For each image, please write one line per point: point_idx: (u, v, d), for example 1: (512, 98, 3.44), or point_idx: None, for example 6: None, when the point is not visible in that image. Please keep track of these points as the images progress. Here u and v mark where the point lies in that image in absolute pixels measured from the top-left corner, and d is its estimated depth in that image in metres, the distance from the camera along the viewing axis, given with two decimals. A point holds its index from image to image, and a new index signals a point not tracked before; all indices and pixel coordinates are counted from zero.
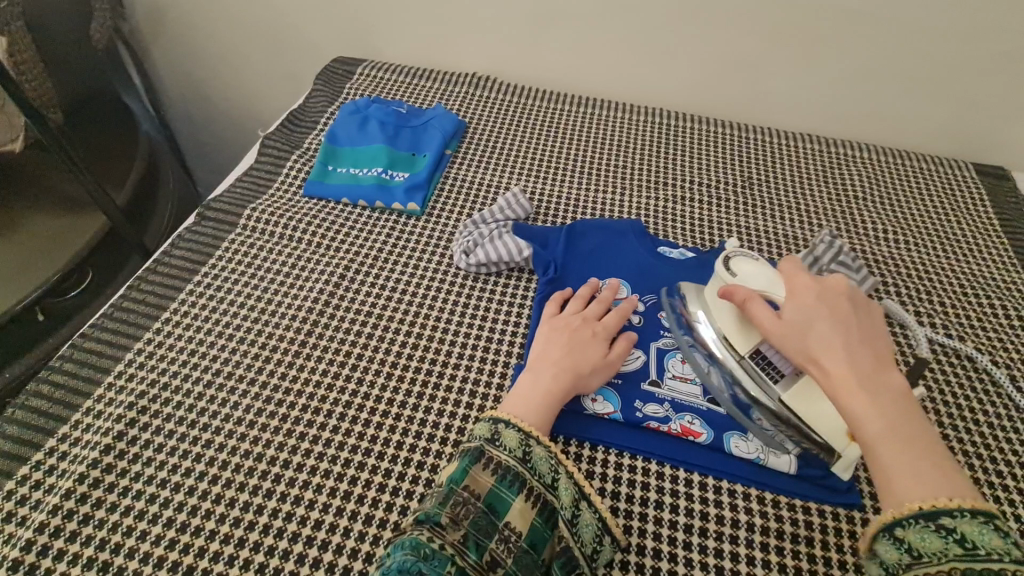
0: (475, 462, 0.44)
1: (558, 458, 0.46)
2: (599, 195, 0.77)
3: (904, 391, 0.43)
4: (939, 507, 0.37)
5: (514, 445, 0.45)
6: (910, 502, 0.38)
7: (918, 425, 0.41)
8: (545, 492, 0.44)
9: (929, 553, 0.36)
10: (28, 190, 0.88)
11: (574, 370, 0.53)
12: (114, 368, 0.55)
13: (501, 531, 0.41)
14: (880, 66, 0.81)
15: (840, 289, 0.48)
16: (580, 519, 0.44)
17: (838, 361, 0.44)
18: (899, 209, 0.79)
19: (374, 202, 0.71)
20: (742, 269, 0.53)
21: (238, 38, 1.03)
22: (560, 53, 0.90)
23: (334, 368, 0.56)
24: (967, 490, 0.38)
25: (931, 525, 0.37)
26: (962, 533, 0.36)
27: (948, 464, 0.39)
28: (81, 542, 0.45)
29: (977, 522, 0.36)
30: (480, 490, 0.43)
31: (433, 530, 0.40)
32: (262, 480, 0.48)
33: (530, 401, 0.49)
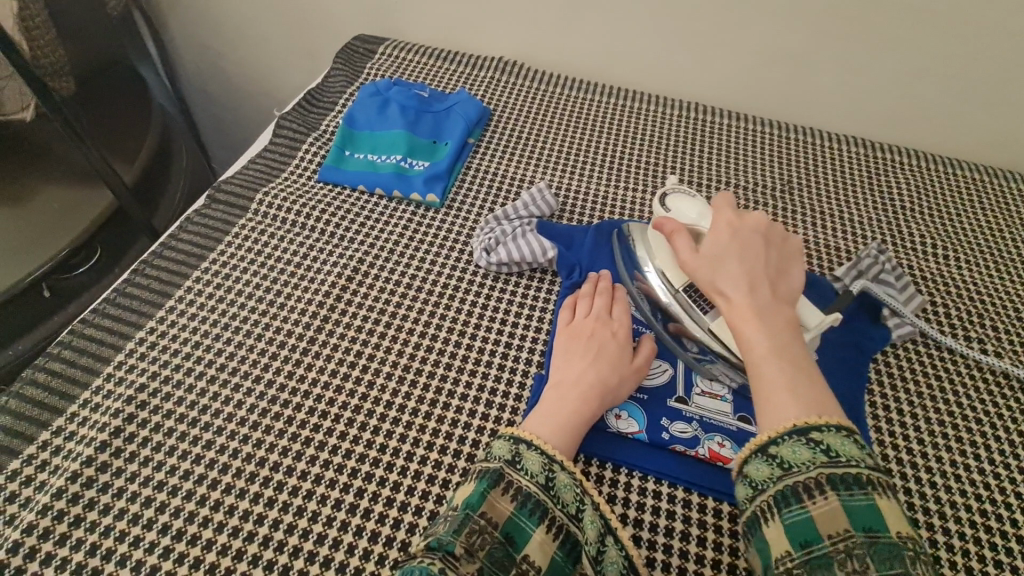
0: (493, 486, 0.41)
1: (583, 487, 0.43)
2: (627, 193, 0.72)
3: (795, 325, 0.45)
4: (809, 424, 0.38)
5: (536, 469, 0.42)
6: (786, 420, 0.39)
7: (802, 354, 0.43)
8: (568, 523, 0.41)
9: (798, 463, 0.37)
10: (36, 162, 0.85)
11: (602, 384, 0.49)
12: (114, 357, 0.53)
13: (519, 564, 0.38)
14: (940, 67, 0.75)
15: (759, 225, 0.50)
16: (605, 555, 0.41)
17: (741, 288, 0.46)
18: (949, 222, 0.74)
19: (391, 191, 0.68)
20: (675, 205, 0.56)
21: (257, 11, 0.99)
22: (594, 39, 0.85)
23: (344, 369, 0.53)
24: (832, 411, 0.39)
25: (802, 439, 0.38)
26: (827, 444, 0.37)
27: (821, 385, 0.41)
28: (71, 545, 0.42)
29: (840, 435, 0.37)
30: (498, 518, 0.40)
31: (445, 560, 0.36)
32: (264, 488, 0.46)
33: (554, 420, 0.46)
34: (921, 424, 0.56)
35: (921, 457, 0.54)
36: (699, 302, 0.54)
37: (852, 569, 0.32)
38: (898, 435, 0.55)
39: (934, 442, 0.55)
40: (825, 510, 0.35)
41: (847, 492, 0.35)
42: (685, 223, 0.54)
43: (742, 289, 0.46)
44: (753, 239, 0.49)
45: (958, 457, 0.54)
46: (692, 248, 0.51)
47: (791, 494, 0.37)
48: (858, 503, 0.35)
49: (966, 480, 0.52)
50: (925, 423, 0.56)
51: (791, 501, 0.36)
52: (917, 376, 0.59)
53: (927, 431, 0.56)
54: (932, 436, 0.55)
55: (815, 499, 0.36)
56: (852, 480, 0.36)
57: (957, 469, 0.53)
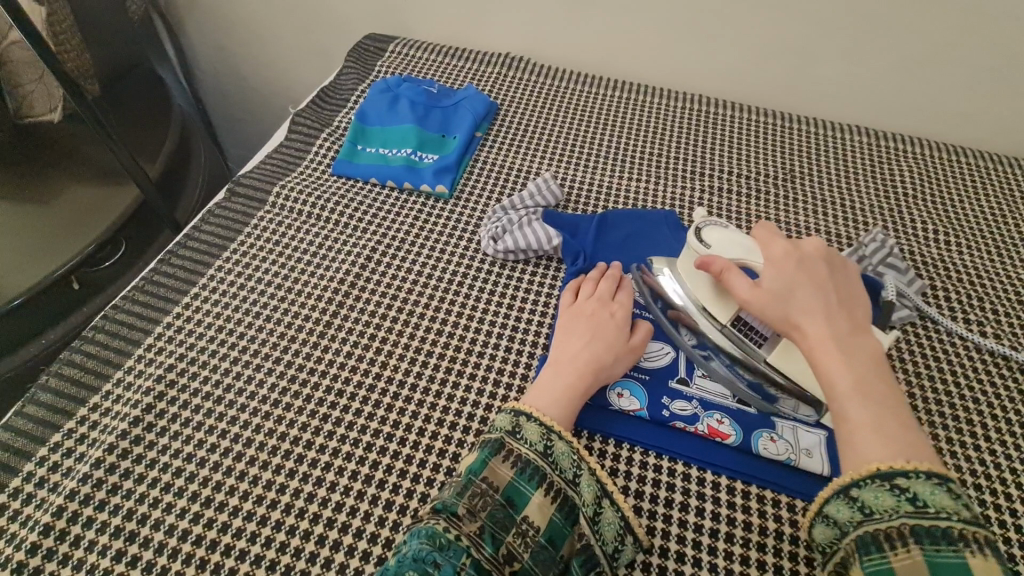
0: (494, 453, 0.43)
1: (580, 454, 0.45)
2: (631, 183, 0.74)
3: (874, 356, 0.44)
4: (897, 469, 0.38)
5: (535, 438, 0.44)
6: (873, 464, 0.39)
7: (887, 389, 0.42)
8: (566, 487, 0.43)
9: (881, 510, 0.38)
10: (64, 160, 0.89)
11: (598, 362, 0.52)
12: (143, 340, 0.56)
13: (519, 524, 0.41)
14: (942, 55, 0.76)
15: (818, 253, 0.48)
16: (602, 516, 0.43)
17: (816, 324, 0.44)
18: (952, 209, 0.75)
19: (402, 183, 0.70)
20: (714, 240, 0.51)
21: (271, 13, 1.03)
22: (597, 34, 0.87)
23: (359, 351, 0.56)
24: (921, 452, 0.39)
25: (886, 485, 0.39)
26: (914, 492, 0.38)
27: (909, 425, 0.40)
28: (109, 510, 0.46)
29: (930, 483, 0.38)
30: (499, 482, 0.42)
31: (449, 519, 0.40)
32: (285, 459, 0.49)
33: (551, 393, 0.49)
34: (920, 404, 0.57)
35: None
36: (751, 336, 0.51)
37: None
38: None
39: (933, 420, 0.56)
40: (905, 560, 0.35)
41: (932, 546, 0.35)
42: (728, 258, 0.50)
43: (817, 325, 0.44)
44: (818, 268, 0.47)
45: (956, 435, 0.55)
46: (751, 283, 0.47)
47: (872, 541, 0.38)
48: (945, 558, 0.34)
49: (963, 456, 0.54)
50: (924, 403, 0.57)
51: (871, 549, 0.37)
52: (917, 357, 0.61)
53: (926, 410, 0.57)
54: (931, 414, 0.57)
55: (896, 549, 0.36)
56: (940, 533, 0.36)
57: (954, 446, 0.54)
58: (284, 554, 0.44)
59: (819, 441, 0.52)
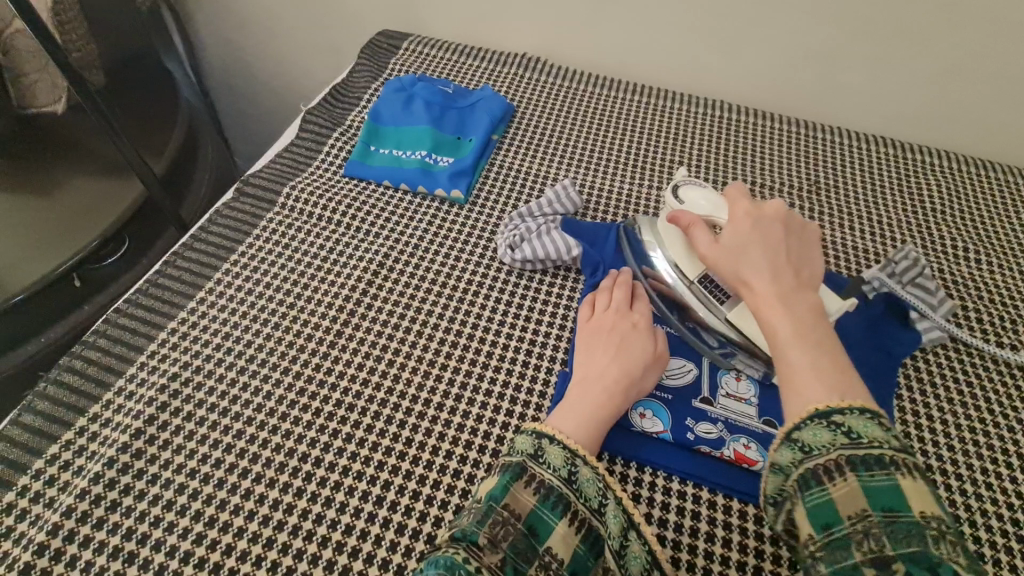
0: (515, 478, 0.41)
1: (605, 481, 0.43)
2: (652, 191, 0.72)
3: (818, 309, 0.44)
4: (832, 406, 0.38)
5: (559, 463, 0.42)
6: (808, 403, 0.39)
7: (826, 336, 0.42)
8: (591, 517, 0.41)
9: (820, 446, 0.37)
10: (67, 152, 0.87)
11: (626, 377, 0.49)
12: (147, 346, 0.54)
13: (542, 557, 0.38)
14: (977, 65, 0.73)
15: (776, 216, 0.50)
16: (627, 550, 0.41)
17: (763, 277, 0.45)
18: (982, 225, 0.72)
19: (417, 186, 0.68)
20: (690, 198, 0.55)
21: (283, 7, 1.00)
22: (618, 36, 0.84)
23: (371, 362, 0.54)
24: (858, 392, 0.39)
25: (824, 422, 0.38)
26: (849, 426, 0.37)
27: (848, 370, 0.40)
28: (108, 529, 0.44)
29: (863, 418, 0.37)
30: (521, 510, 0.40)
31: (469, 549, 0.37)
32: (293, 477, 0.47)
33: (578, 415, 0.46)
34: (952, 431, 0.55)
35: (952, 465, 0.53)
36: (716, 293, 0.54)
37: (869, 549, 0.32)
38: (928, 441, 0.54)
39: (966, 448, 0.54)
40: (845, 491, 0.35)
41: (867, 473, 0.35)
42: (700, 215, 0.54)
43: (760, 275, 0.45)
44: (773, 232, 0.48)
45: (992, 465, 0.53)
46: (711, 240, 0.50)
47: (811, 476, 0.37)
48: (879, 483, 0.34)
49: (998, 488, 0.52)
50: (956, 429, 0.55)
51: (812, 484, 0.37)
52: (948, 381, 0.59)
53: (958, 437, 0.55)
54: (964, 441, 0.54)
55: (834, 480, 0.36)
56: (873, 460, 0.35)
57: (990, 477, 0.52)
58: None
59: None
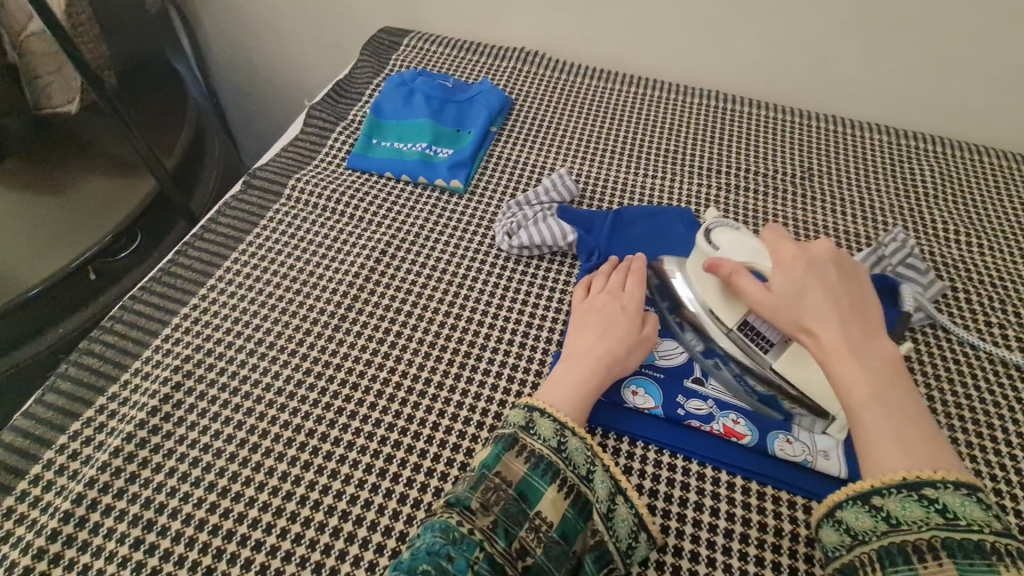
0: (507, 449, 0.43)
1: (593, 450, 0.45)
2: (646, 179, 0.74)
3: (894, 359, 0.43)
4: (923, 479, 0.37)
5: (548, 434, 0.45)
6: (895, 473, 0.38)
7: (906, 393, 0.41)
8: (579, 483, 0.43)
9: (909, 521, 0.37)
10: (81, 151, 0.90)
11: (610, 356, 0.51)
12: (161, 331, 0.57)
13: (532, 520, 0.41)
14: (967, 52, 0.74)
15: (829, 255, 0.48)
16: (615, 513, 0.43)
17: (833, 329, 0.44)
18: (973, 209, 0.73)
19: (417, 177, 0.70)
20: (724, 242, 0.51)
21: (286, 7, 1.03)
22: (613, 29, 0.86)
23: (373, 344, 0.56)
24: (948, 462, 0.38)
25: (913, 495, 0.37)
26: (943, 504, 0.36)
27: (933, 434, 0.40)
28: (128, 498, 0.46)
29: (959, 495, 0.36)
30: (513, 477, 0.42)
31: (462, 513, 0.40)
32: (300, 452, 0.49)
33: (563, 389, 0.48)
34: (939, 407, 0.57)
35: None
36: (758, 340, 0.50)
37: None
38: None
39: (952, 424, 0.56)
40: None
41: (965, 560, 0.34)
42: (739, 260, 0.50)
43: (832, 330, 0.43)
44: (828, 273, 0.46)
45: (976, 439, 0.55)
46: (762, 286, 0.47)
47: (898, 552, 0.37)
48: (978, 573, 0.34)
49: (982, 460, 0.53)
50: (943, 405, 0.57)
51: (897, 560, 0.36)
52: (936, 359, 0.60)
53: (944, 413, 0.56)
54: (950, 417, 0.56)
55: (925, 562, 0.35)
56: (972, 547, 0.34)
57: (973, 450, 0.54)
58: (298, 545, 0.44)
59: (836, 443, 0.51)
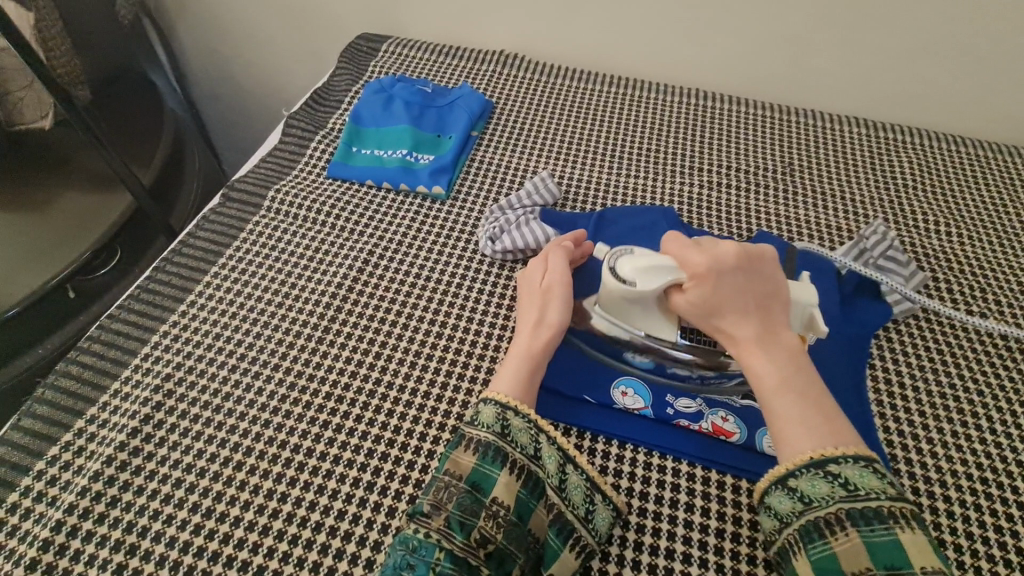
0: (454, 445, 0.44)
1: (537, 426, 0.45)
2: (627, 179, 0.74)
3: (798, 348, 0.45)
4: (827, 456, 0.40)
5: (490, 420, 0.44)
6: (803, 453, 0.40)
7: (810, 377, 0.43)
8: (529, 464, 0.43)
9: (818, 498, 0.39)
10: (55, 167, 0.88)
11: (521, 326, 0.52)
12: (140, 349, 0.56)
13: (488, 507, 0.41)
14: (940, 45, 0.75)
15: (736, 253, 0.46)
16: (568, 482, 0.45)
17: (740, 325, 0.45)
18: (951, 199, 0.74)
19: (399, 184, 0.70)
20: (630, 274, 0.49)
21: (263, 15, 1.02)
22: (592, 30, 0.86)
23: (358, 356, 0.55)
24: (849, 437, 0.40)
25: (820, 473, 0.39)
26: (846, 477, 0.39)
27: (834, 413, 0.42)
28: (109, 523, 0.45)
29: (858, 467, 0.39)
30: (462, 471, 0.42)
31: (418, 520, 0.41)
32: (286, 468, 0.48)
33: (511, 368, 0.48)
34: (923, 397, 0.57)
35: (923, 430, 0.55)
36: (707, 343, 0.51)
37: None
38: (902, 409, 0.56)
39: (937, 413, 0.56)
40: (847, 546, 0.37)
41: (868, 528, 0.37)
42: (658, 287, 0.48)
43: (740, 327, 0.45)
44: (744, 270, 0.46)
45: (961, 427, 0.55)
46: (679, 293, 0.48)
47: (813, 529, 0.39)
48: (881, 539, 0.37)
49: (967, 449, 0.53)
50: (928, 395, 0.57)
51: (813, 536, 0.38)
52: (919, 349, 0.60)
53: (930, 403, 0.57)
54: (936, 407, 0.56)
55: (836, 534, 0.38)
56: (872, 515, 0.37)
57: (958, 439, 0.54)
58: (287, 564, 0.44)
59: None
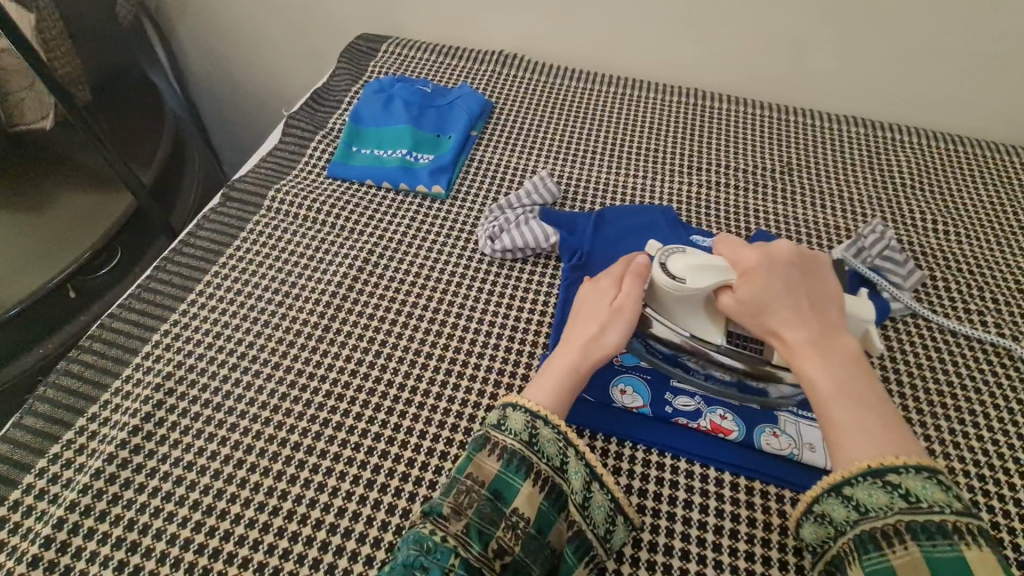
0: (479, 449, 0.44)
1: (566, 438, 0.45)
2: (627, 179, 0.74)
3: (857, 355, 0.44)
4: (886, 464, 0.39)
5: (519, 428, 0.44)
6: (859, 461, 0.40)
7: (870, 385, 0.42)
8: (554, 475, 0.43)
9: (876, 508, 0.38)
10: (56, 167, 0.89)
11: (580, 339, 0.50)
12: (141, 348, 0.56)
13: (508, 518, 0.41)
14: (938, 45, 0.76)
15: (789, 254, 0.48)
16: (591, 500, 0.44)
17: (795, 331, 0.45)
18: (948, 197, 0.75)
19: (398, 184, 0.70)
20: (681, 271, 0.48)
21: (263, 15, 1.02)
22: (591, 30, 0.87)
23: (358, 354, 0.56)
24: (909, 446, 0.39)
25: (878, 482, 0.39)
26: (907, 488, 0.38)
27: (895, 421, 0.41)
28: (110, 521, 0.45)
29: (920, 478, 0.38)
30: (485, 477, 0.42)
31: (436, 521, 0.41)
32: (287, 465, 0.49)
33: (552, 380, 0.48)
34: (921, 395, 0.57)
35: (920, 427, 0.55)
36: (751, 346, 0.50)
37: None
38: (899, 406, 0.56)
39: (935, 411, 0.56)
40: (904, 559, 0.36)
41: (929, 542, 0.36)
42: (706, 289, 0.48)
43: (796, 333, 0.45)
44: (790, 272, 0.46)
45: (958, 424, 0.55)
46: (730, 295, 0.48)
47: (869, 540, 0.38)
48: (944, 554, 0.35)
49: (964, 447, 0.54)
50: (925, 392, 0.57)
51: (869, 547, 0.38)
52: (916, 347, 0.61)
53: (928, 401, 0.57)
54: (934, 405, 0.56)
55: (894, 547, 0.37)
56: (935, 529, 0.36)
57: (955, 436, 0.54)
58: (287, 561, 0.44)
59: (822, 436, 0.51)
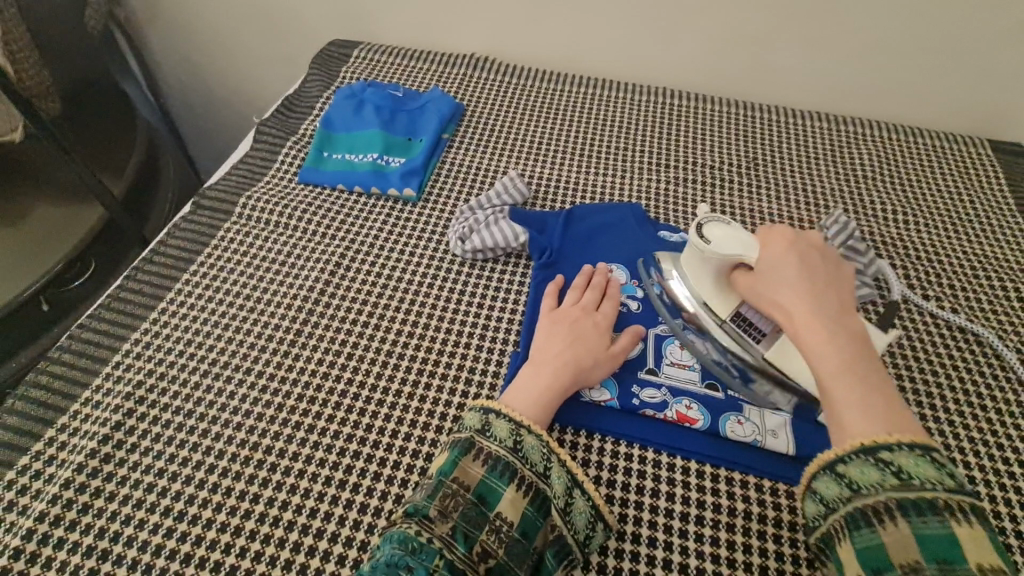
0: (464, 453, 0.44)
1: (550, 447, 0.46)
2: (596, 178, 0.75)
3: (863, 340, 0.44)
4: (879, 443, 0.38)
5: (504, 434, 0.45)
6: (853, 438, 0.39)
7: (872, 367, 0.42)
8: (537, 481, 0.44)
9: (867, 485, 0.38)
10: (26, 180, 0.88)
11: (577, 364, 0.52)
12: (111, 357, 0.56)
13: (492, 521, 0.42)
14: (893, 40, 0.78)
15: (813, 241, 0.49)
16: (573, 507, 0.45)
17: (804, 307, 0.45)
18: (908, 188, 0.77)
19: (370, 188, 0.71)
20: (714, 236, 0.52)
21: (234, 23, 1.02)
22: (561, 31, 0.88)
23: (330, 357, 0.56)
24: (907, 429, 0.39)
25: (870, 460, 0.38)
26: (899, 465, 0.37)
27: (895, 405, 0.40)
28: (80, 530, 0.45)
29: (913, 455, 0.37)
30: (470, 481, 0.43)
31: (421, 523, 0.41)
32: (258, 468, 0.49)
33: (530, 391, 0.49)
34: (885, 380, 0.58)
35: None
36: (751, 332, 0.51)
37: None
38: None
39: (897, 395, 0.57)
40: (896, 536, 0.35)
41: (920, 519, 0.35)
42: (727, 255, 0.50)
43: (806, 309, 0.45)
44: (813, 261, 0.47)
45: (918, 407, 0.57)
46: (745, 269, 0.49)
47: (861, 517, 0.37)
48: (933, 531, 0.35)
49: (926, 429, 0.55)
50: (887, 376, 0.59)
51: (861, 525, 0.37)
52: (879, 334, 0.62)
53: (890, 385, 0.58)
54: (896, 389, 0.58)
55: (885, 523, 0.36)
56: (926, 505, 0.35)
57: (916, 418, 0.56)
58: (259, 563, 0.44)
59: (785, 422, 0.53)
